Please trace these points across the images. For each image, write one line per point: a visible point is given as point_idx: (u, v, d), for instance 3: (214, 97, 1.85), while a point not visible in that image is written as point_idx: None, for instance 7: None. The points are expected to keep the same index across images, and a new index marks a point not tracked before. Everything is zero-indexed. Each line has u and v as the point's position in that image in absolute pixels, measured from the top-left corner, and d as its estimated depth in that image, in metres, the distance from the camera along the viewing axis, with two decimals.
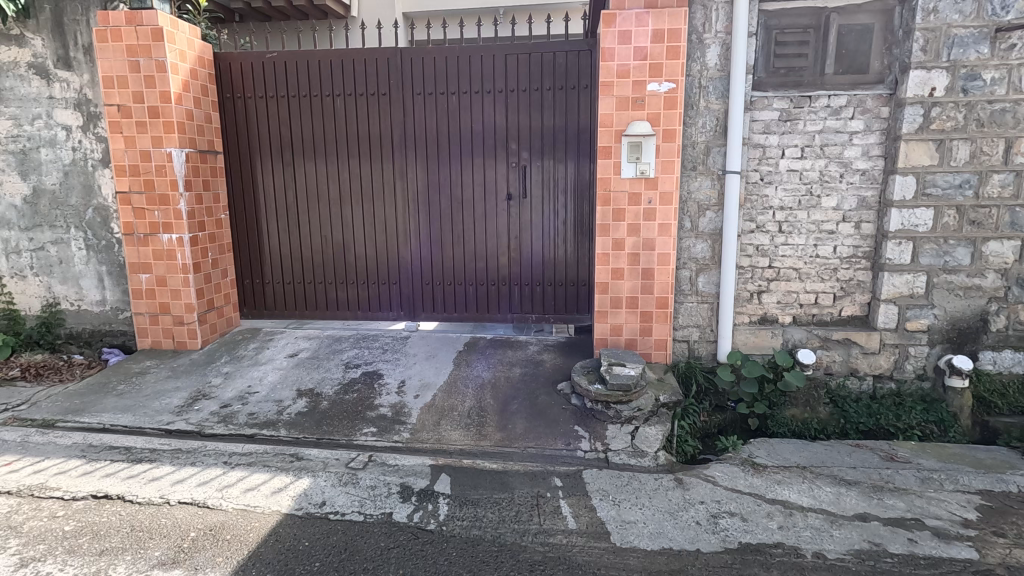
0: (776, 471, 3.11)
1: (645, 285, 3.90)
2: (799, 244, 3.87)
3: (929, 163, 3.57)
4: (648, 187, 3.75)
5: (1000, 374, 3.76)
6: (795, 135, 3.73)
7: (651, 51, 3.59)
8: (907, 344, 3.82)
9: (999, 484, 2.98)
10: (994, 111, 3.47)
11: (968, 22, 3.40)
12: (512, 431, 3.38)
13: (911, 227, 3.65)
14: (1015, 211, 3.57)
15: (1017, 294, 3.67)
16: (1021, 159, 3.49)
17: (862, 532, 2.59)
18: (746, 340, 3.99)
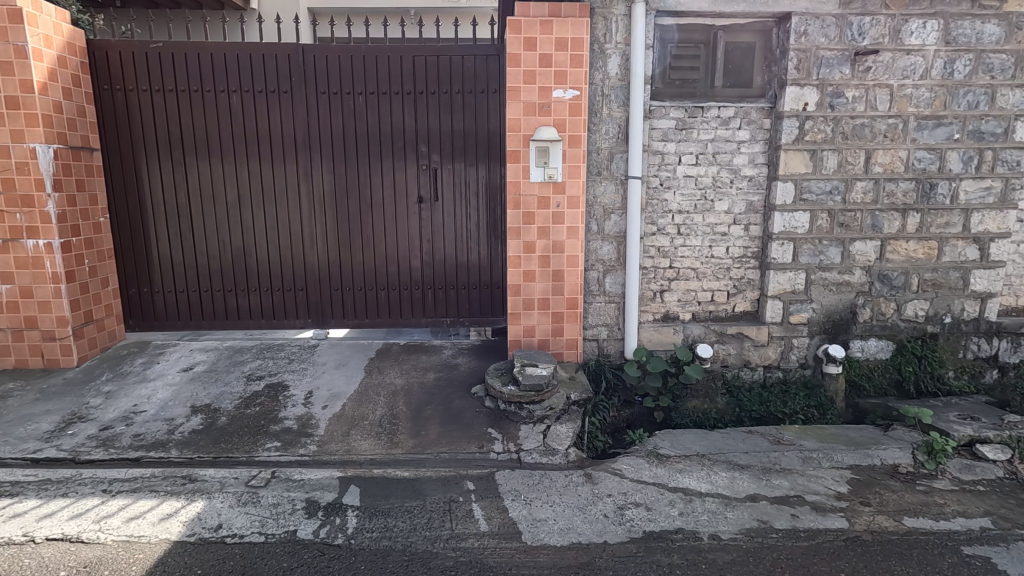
0: (678, 461, 3.28)
1: (556, 287, 3.99)
2: (696, 245, 4.14)
3: (805, 171, 3.93)
4: (555, 191, 3.84)
5: (867, 360, 4.21)
6: (690, 143, 3.98)
7: (555, 59, 3.69)
8: (791, 336, 4.19)
9: (867, 459, 3.32)
10: (855, 125, 3.88)
11: (833, 45, 3.78)
12: (425, 437, 3.33)
13: (791, 229, 4.01)
14: (875, 215, 4.01)
15: (879, 288, 4.12)
16: (879, 168, 3.93)
17: (752, 512, 2.80)
18: (651, 337, 4.19)
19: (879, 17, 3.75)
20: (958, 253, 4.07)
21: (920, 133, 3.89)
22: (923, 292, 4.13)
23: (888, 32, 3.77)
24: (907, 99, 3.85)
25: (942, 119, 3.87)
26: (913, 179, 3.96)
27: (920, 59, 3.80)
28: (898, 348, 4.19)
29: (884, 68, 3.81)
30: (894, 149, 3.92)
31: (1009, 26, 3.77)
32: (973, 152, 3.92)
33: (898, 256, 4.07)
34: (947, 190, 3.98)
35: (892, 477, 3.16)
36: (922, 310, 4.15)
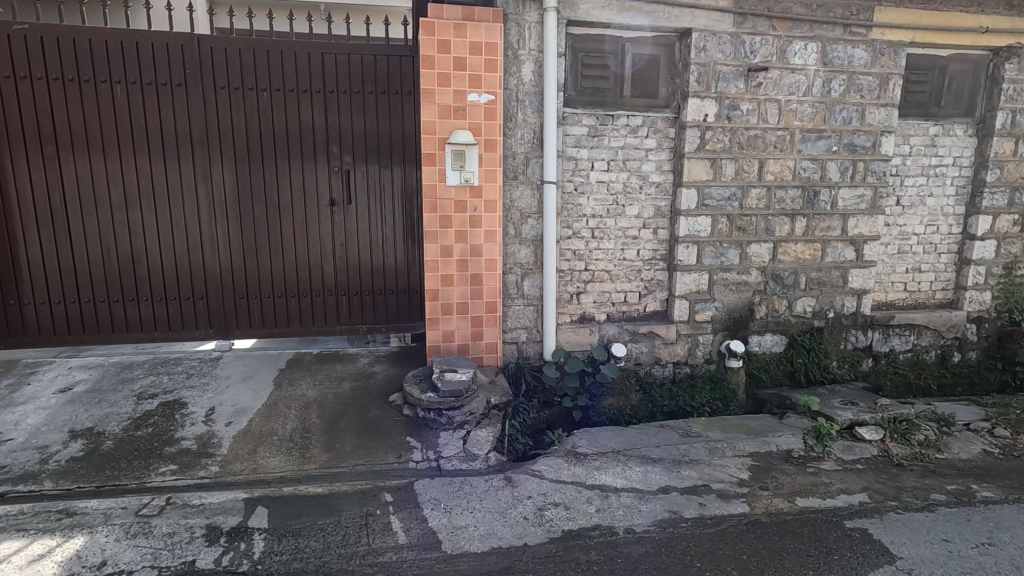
0: (595, 458, 3.37)
1: (475, 291, 3.98)
2: (609, 248, 4.29)
3: (707, 178, 4.18)
4: (473, 195, 3.83)
5: (764, 354, 4.54)
6: (601, 149, 4.13)
7: (469, 63, 3.68)
8: (697, 333, 4.44)
9: (764, 446, 3.58)
10: (750, 136, 4.18)
11: (729, 61, 4.05)
12: (340, 450, 3.19)
13: (695, 232, 4.25)
14: (768, 219, 4.34)
15: (772, 287, 4.46)
16: (771, 177, 4.27)
17: (664, 504, 2.93)
18: (568, 338, 4.28)
19: (768, 37, 4.07)
20: (838, 254, 4.50)
21: (805, 144, 4.26)
22: (809, 290, 4.52)
23: (775, 52, 4.10)
24: (793, 113, 4.20)
25: (822, 133, 4.27)
26: (799, 187, 4.32)
27: (802, 77, 4.16)
28: (790, 341, 4.55)
29: (772, 84, 4.14)
30: (783, 159, 4.26)
31: (875, 51, 4.22)
32: (848, 163, 4.35)
33: (788, 257, 4.43)
34: (827, 197, 4.38)
35: (785, 462, 3.43)
36: (809, 306, 4.54)
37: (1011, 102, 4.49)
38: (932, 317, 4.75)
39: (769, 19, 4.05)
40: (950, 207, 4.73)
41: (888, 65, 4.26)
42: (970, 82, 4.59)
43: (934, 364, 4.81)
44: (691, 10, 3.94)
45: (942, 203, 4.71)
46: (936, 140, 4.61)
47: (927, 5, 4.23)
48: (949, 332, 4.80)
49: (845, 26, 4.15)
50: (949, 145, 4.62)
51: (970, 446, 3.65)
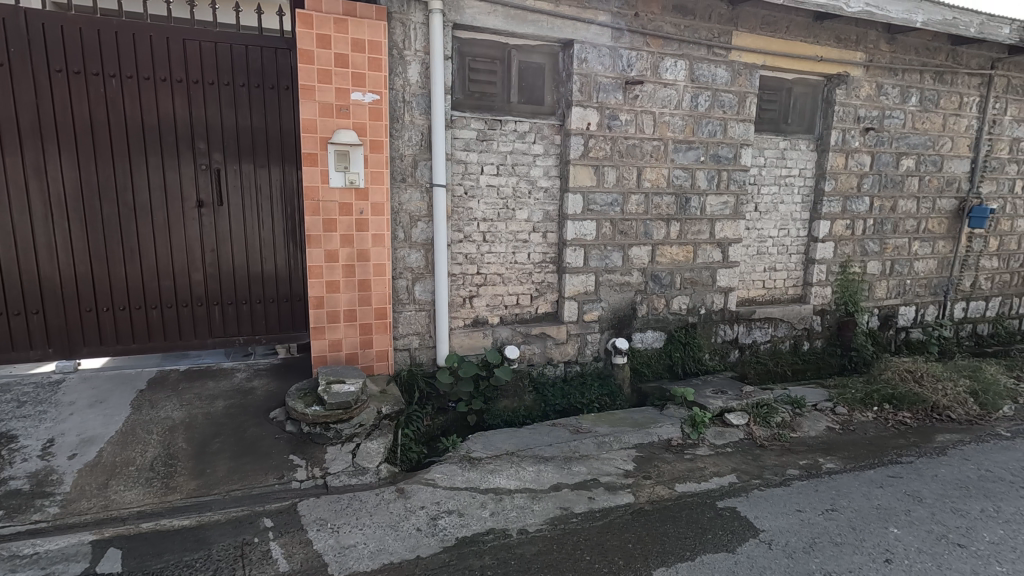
0: (489, 462, 3.37)
1: (363, 297, 3.82)
2: (500, 252, 4.34)
3: (591, 185, 4.37)
4: (358, 198, 3.68)
5: (646, 349, 4.84)
6: (490, 154, 4.16)
7: (351, 60, 3.53)
8: (585, 333, 4.61)
9: (647, 437, 3.81)
10: (629, 145, 4.43)
11: (608, 73, 4.26)
12: (211, 475, 2.90)
13: (581, 236, 4.42)
14: (647, 224, 4.63)
15: (652, 287, 4.76)
16: (648, 184, 4.55)
17: (555, 501, 3.01)
18: (462, 342, 4.26)
19: (643, 53, 4.34)
20: (707, 256, 4.90)
21: (677, 154, 4.60)
22: (684, 289, 4.88)
23: (649, 67, 4.38)
24: (666, 125, 4.52)
25: (692, 144, 4.63)
26: (673, 194, 4.65)
27: (674, 92, 4.49)
28: (668, 337, 4.89)
29: (648, 97, 4.42)
30: (659, 167, 4.57)
31: (734, 71, 4.66)
32: (714, 173, 4.76)
33: (665, 259, 4.76)
34: (697, 204, 4.77)
35: (666, 450, 3.66)
36: (684, 304, 4.91)
37: (842, 122, 5.16)
38: (786, 311, 5.34)
39: (643, 36, 4.31)
40: (797, 214, 5.34)
41: (745, 84, 4.72)
42: (810, 104, 5.22)
43: (789, 353, 5.41)
44: (572, 23, 4.09)
45: (791, 209, 5.31)
46: (785, 153, 5.18)
47: (775, 33, 4.74)
48: (799, 323, 5.42)
49: (708, 47, 4.53)
50: (796, 159, 5.22)
51: (817, 424, 4.14)
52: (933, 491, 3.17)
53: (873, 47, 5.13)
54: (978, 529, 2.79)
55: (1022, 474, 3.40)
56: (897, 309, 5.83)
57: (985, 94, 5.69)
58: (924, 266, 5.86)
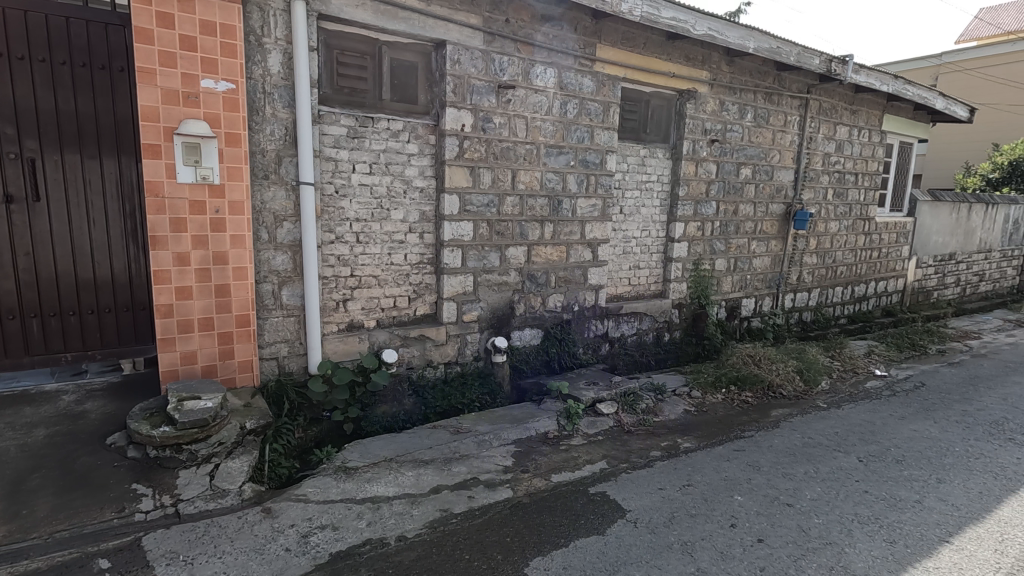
0: (366, 470, 3.25)
1: (221, 304, 3.49)
2: (375, 253, 4.22)
3: (467, 186, 4.40)
4: (212, 195, 3.35)
5: (524, 347, 4.97)
6: (362, 151, 4.02)
7: (200, 43, 3.21)
8: (465, 333, 4.63)
9: (526, 431, 3.92)
10: (503, 148, 4.53)
11: (481, 76, 4.32)
12: (30, 516, 2.48)
13: (458, 237, 4.43)
14: (522, 225, 4.76)
15: (529, 286, 4.91)
16: (522, 186, 4.68)
17: (435, 504, 2.99)
18: (336, 348, 4.07)
19: (514, 58, 4.45)
20: (579, 255, 5.16)
21: (548, 158, 4.79)
22: (559, 288, 5.09)
23: (521, 72, 4.51)
24: (537, 130, 4.68)
25: (562, 149, 4.85)
26: (546, 196, 4.84)
27: (544, 99, 4.67)
28: (545, 334, 5.07)
29: (520, 102, 4.55)
30: (532, 170, 4.72)
31: (598, 82, 4.96)
32: (583, 177, 5.03)
33: (540, 259, 4.93)
34: (568, 206, 5.00)
35: (543, 443, 3.80)
36: (559, 302, 5.12)
37: (692, 134, 5.71)
38: (649, 306, 5.78)
39: (514, 42, 4.43)
40: (657, 216, 5.82)
41: (609, 95, 5.04)
42: (666, 116, 5.71)
43: (652, 344, 5.87)
44: (444, 23, 4.09)
45: (651, 212, 5.77)
46: (645, 160, 5.62)
47: (634, 49, 5.13)
48: (660, 316, 5.91)
49: (575, 57, 4.77)
50: (654, 166, 5.68)
51: (676, 407, 4.54)
52: (768, 460, 3.62)
53: (716, 67, 5.73)
54: (802, 489, 3.23)
55: (834, 438, 4.00)
56: (740, 301, 6.58)
57: (803, 115, 6.62)
58: (761, 262, 6.67)
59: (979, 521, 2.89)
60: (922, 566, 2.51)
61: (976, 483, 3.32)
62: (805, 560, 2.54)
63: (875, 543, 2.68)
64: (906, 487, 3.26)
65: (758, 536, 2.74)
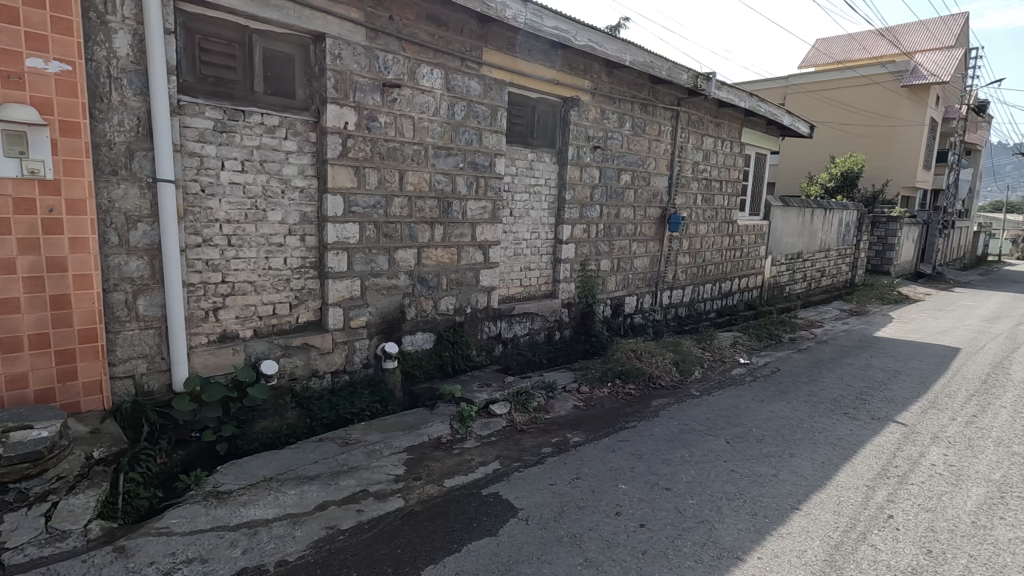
0: (242, 493, 3.00)
1: (58, 317, 3.03)
2: (250, 257, 3.91)
3: (351, 186, 4.22)
4: (44, 191, 2.90)
5: (416, 351, 4.87)
6: (232, 147, 3.71)
7: (24, 15, 2.77)
8: (353, 340, 4.43)
9: (418, 438, 3.84)
10: (389, 148, 4.41)
11: (365, 73, 4.17)
12: None
13: (343, 239, 4.24)
14: (412, 227, 4.66)
15: (420, 289, 4.82)
16: (410, 187, 4.58)
17: (320, 522, 2.82)
18: (205, 361, 3.71)
19: (398, 57, 4.35)
20: (470, 257, 5.16)
21: (437, 159, 4.74)
22: (450, 290, 5.06)
23: (406, 72, 4.42)
24: (425, 130, 4.62)
25: (451, 151, 4.82)
26: (435, 198, 4.78)
27: (431, 100, 4.62)
28: (437, 337, 5.00)
29: (406, 102, 4.45)
30: (420, 172, 4.64)
31: (485, 85, 5.00)
32: (472, 179, 5.04)
33: (431, 261, 4.86)
34: (459, 208, 4.98)
35: (436, 449, 3.74)
36: (451, 304, 5.09)
37: (576, 140, 5.95)
38: (539, 306, 5.93)
39: (398, 40, 4.32)
40: (545, 219, 5.99)
41: (496, 98, 5.10)
42: (551, 121, 5.89)
43: (544, 343, 6.03)
44: (323, 15, 3.89)
45: (540, 215, 5.92)
46: (533, 164, 5.75)
47: (519, 55, 5.23)
48: (550, 316, 6.09)
49: (462, 59, 4.76)
50: (542, 170, 5.84)
51: (566, 404, 4.70)
52: (649, 447, 3.86)
53: (597, 77, 6.02)
54: (678, 472, 3.48)
55: (706, 423, 4.36)
56: (623, 299, 6.97)
57: (674, 126, 7.16)
58: (641, 262, 7.11)
59: (822, 488, 3.30)
60: (777, 533, 2.80)
61: (819, 454, 3.78)
62: (681, 539, 2.73)
63: (740, 516, 2.95)
64: (765, 463, 3.63)
65: (640, 521, 2.90)
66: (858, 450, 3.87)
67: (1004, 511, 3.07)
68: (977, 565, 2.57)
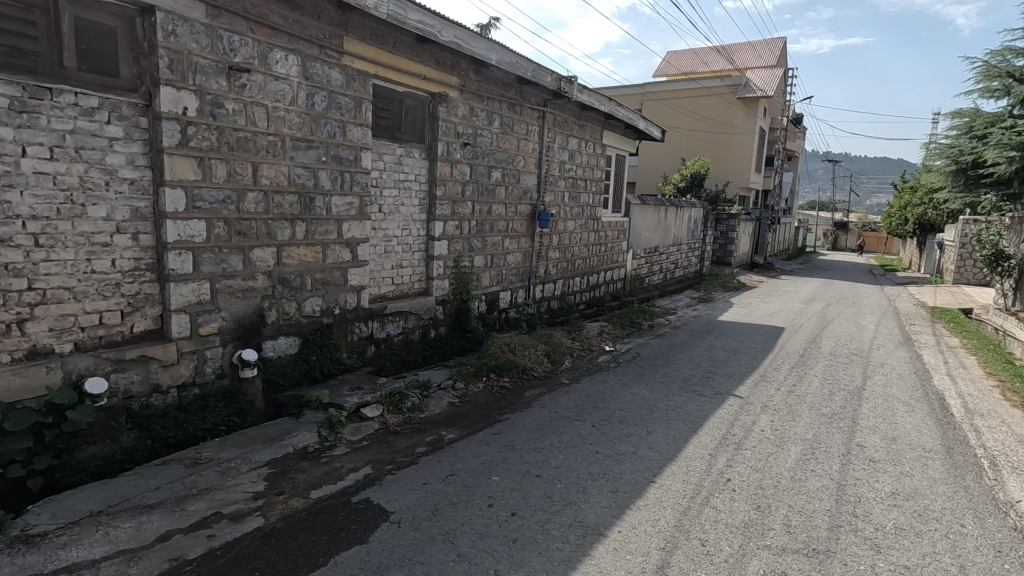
0: (60, 533, 2.58)
1: None
2: (67, 259, 3.37)
3: (193, 178, 3.80)
4: None
5: (279, 357, 4.53)
6: (37, 131, 3.17)
7: None
8: (203, 348, 4.00)
9: (281, 450, 3.59)
10: (239, 137, 4.04)
11: (206, 54, 3.77)
12: None
13: (187, 238, 3.81)
14: (268, 224, 4.33)
15: (280, 290, 4.49)
16: (266, 181, 4.25)
17: (162, 554, 2.53)
18: (9, 383, 3.13)
19: (246, 39, 4.00)
20: (336, 255, 4.92)
21: (295, 152, 4.44)
22: (315, 291, 4.78)
23: (256, 56, 4.08)
24: (281, 120, 4.30)
25: (311, 143, 4.55)
26: (295, 193, 4.48)
27: (286, 87, 4.31)
28: (303, 341, 4.71)
29: (257, 88, 4.11)
30: (276, 164, 4.31)
31: (347, 76, 4.79)
32: (337, 173, 4.80)
33: (292, 260, 4.55)
34: (322, 204, 4.72)
35: (301, 460, 3.52)
36: (317, 306, 4.81)
37: (445, 136, 5.93)
38: (413, 304, 5.83)
39: (245, 20, 3.98)
40: (416, 215, 5.89)
41: (359, 90, 4.91)
42: (420, 116, 5.80)
43: (419, 341, 5.94)
44: None
45: (411, 211, 5.82)
46: (402, 159, 5.63)
47: (383, 46, 5.08)
48: (425, 313, 6.02)
49: (320, 47, 4.51)
50: (411, 165, 5.73)
51: (440, 401, 4.67)
52: (521, 438, 3.97)
53: (464, 74, 6.04)
54: (548, 459, 3.63)
55: (574, 410, 4.58)
56: (497, 294, 7.10)
57: (541, 126, 7.43)
58: (514, 258, 7.29)
59: (673, 460, 3.62)
60: (635, 506, 3.03)
61: (672, 430, 4.15)
62: (550, 523, 2.84)
63: (603, 495, 3.15)
64: (625, 442, 3.91)
65: (512, 510, 2.97)
66: (704, 423, 4.32)
67: (815, 465, 3.61)
68: (794, 513, 2.99)
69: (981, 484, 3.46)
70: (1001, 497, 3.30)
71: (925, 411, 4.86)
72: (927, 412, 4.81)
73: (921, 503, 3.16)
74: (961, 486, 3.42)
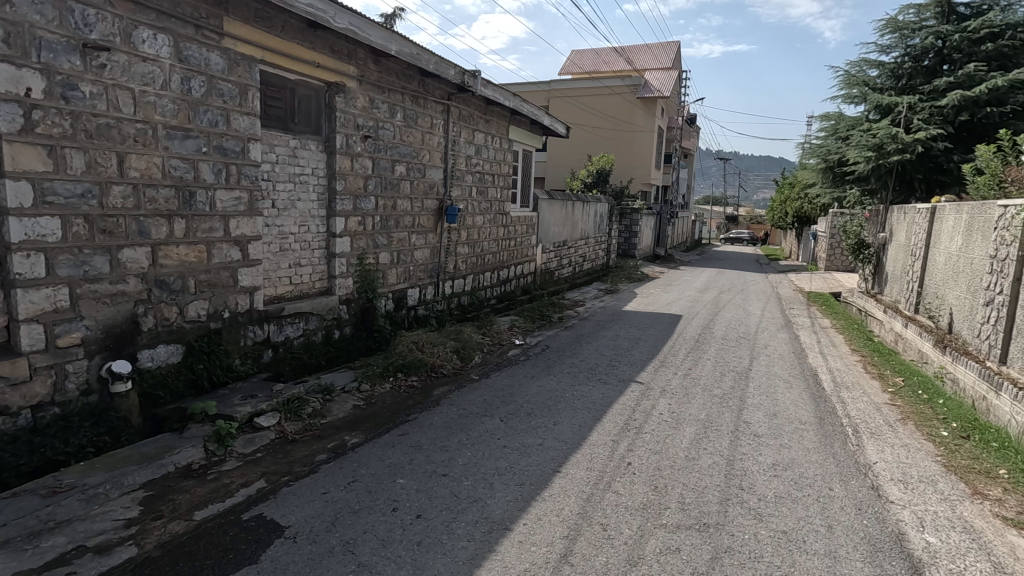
0: None
1: None
2: None
3: (42, 169, 3.35)
4: None
5: (159, 368, 4.11)
6: None
7: None
8: (63, 362, 3.54)
9: (160, 470, 3.26)
10: (99, 124, 3.60)
11: (53, 28, 3.32)
12: None
13: (37, 237, 3.36)
14: (140, 220, 3.90)
15: (157, 294, 4.07)
16: (135, 173, 3.82)
17: None
18: None
19: (105, 13, 3.57)
20: (223, 255, 4.55)
21: (170, 142, 4.04)
22: (200, 293, 4.39)
23: (117, 33, 3.65)
24: (151, 106, 3.89)
25: (189, 132, 4.16)
26: (171, 186, 4.08)
27: (156, 69, 3.90)
28: (187, 349, 4.31)
29: (120, 69, 3.68)
30: (147, 155, 3.89)
31: (229, 60, 4.42)
32: (220, 166, 4.43)
33: (171, 261, 4.14)
34: (204, 198, 4.33)
35: (184, 479, 3.22)
36: (202, 310, 4.42)
37: (344, 128, 5.66)
38: (314, 304, 5.53)
39: None
40: (315, 210, 5.59)
41: (244, 76, 4.56)
42: (315, 107, 5.51)
43: (321, 343, 5.64)
44: None
45: (308, 206, 5.50)
46: (296, 151, 5.31)
47: (269, 30, 4.75)
48: (327, 313, 5.73)
49: (196, 27, 4.13)
50: (307, 158, 5.42)
51: (343, 405, 4.47)
52: (428, 438, 3.88)
53: (362, 64, 5.80)
54: (456, 457, 3.58)
55: (483, 405, 4.56)
56: (405, 291, 6.93)
57: (445, 120, 7.32)
58: (422, 254, 7.14)
59: (578, 448, 3.72)
60: (541, 497, 3.06)
61: (577, 419, 4.26)
62: (455, 522, 2.80)
63: (509, 488, 3.16)
64: (532, 434, 3.95)
65: (416, 512, 2.90)
66: (608, 410, 4.47)
67: (707, 443, 3.85)
68: (688, 491, 3.16)
69: (846, 450, 3.86)
70: (862, 460, 3.69)
71: (801, 386, 5.35)
72: (803, 388, 5.30)
73: (797, 471, 3.46)
74: (829, 453, 3.79)
